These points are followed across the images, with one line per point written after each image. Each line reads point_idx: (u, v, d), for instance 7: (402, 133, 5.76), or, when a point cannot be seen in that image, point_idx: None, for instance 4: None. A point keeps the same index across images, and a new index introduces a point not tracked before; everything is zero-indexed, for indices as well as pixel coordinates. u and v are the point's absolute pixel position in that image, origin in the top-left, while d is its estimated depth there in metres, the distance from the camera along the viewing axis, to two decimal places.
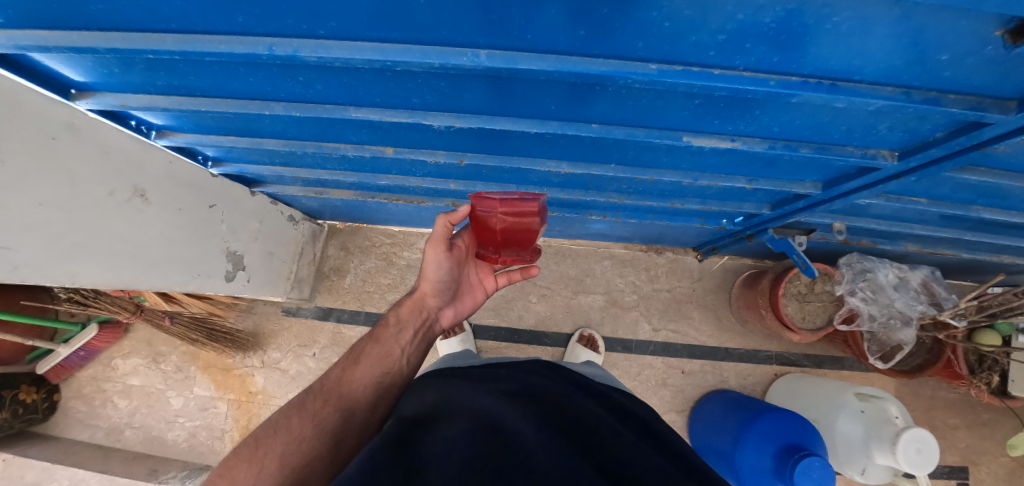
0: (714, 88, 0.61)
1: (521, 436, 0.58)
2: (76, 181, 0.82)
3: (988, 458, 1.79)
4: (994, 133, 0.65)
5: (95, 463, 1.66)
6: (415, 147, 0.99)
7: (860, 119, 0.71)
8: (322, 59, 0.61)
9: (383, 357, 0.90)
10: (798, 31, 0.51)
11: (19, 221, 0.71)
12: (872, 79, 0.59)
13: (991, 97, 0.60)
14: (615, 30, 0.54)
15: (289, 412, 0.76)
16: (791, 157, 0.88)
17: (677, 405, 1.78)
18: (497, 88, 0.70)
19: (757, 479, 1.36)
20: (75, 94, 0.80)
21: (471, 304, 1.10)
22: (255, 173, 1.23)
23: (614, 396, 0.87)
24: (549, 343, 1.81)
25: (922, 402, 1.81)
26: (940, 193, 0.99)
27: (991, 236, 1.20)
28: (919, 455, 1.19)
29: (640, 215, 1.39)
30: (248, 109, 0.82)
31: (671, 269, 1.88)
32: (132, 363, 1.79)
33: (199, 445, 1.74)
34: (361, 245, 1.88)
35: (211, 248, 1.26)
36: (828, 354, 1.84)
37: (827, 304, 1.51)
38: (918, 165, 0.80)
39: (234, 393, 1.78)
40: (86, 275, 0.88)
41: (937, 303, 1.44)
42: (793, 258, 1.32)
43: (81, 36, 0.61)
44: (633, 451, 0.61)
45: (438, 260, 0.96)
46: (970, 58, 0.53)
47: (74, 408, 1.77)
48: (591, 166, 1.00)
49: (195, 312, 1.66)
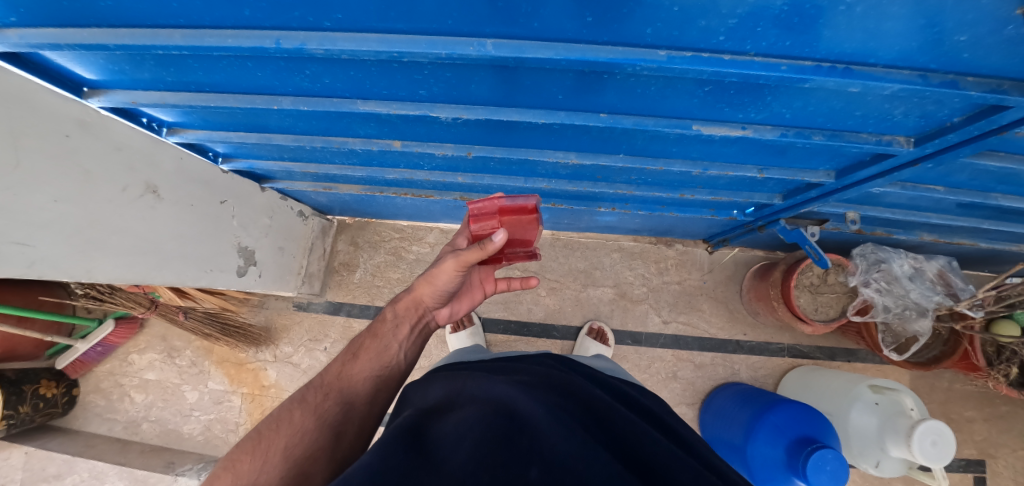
0: (725, 75, 0.60)
1: (533, 419, 0.58)
2: (89, 178, 0.83)
3: (1006, 451, 1.76)
4: (1014, 118, 0.64)
5: (114, 456, 1.70)
6: (424, 140, 0.99)
7: (875, 104, 0.70)
8: (328, 52, 0.61)
9: (381, 353, 0.89)
10: (811, 13, 0.50)
11: (33, 218, 0.73)
12: (887, 61, 0.57)
13: (1011, 79, 0.58)
14: (625, 16, 0.53)
15: (291, 405, 0.77)
16: (804, 145, 0.86)
17: (688, 397, 1.77)
18: (505, 79, 0.70)
19: (769, 473, 1.34)
20: (87, 92, 0.81)
21: (469, 304, 1.08)
22: (264, 168, 1.25)
23: (623, 388, 0.87)
24: (558, 336, 1.82)
25: (938, 395, 1.79)
26: (958, 181, 0.97)
27: (1009, 224, 1.17)
28: (935, 447, 1.17)
29: (650, 208, 1.38)
30: (255, 104, 0.83)
31: (681, 261, 1.86)
32: (148, 358, 1.83)
33: (213, 439, 1.77)
34: (370, 240, 1.89)
35: (222, 243, 1.27)
36: (842, 347, 1.82)
37: (839, 295, 1.48)
38: (935, 150, 0.77)
39: (247, 387, 1.80)
40: (101, 271, 0.90)
41: (954, 293, 1.39)
42: (806, 249, 1.31)
43: (92, 33, 0.62)
44: (644, 438, 0.61)
45: (453, 278, 0.91)
46: (991, 38, 0.51)
47: (92, 403, 1.81)
48: (598, 156, 0.99)
49: (208, 307, 1.71)
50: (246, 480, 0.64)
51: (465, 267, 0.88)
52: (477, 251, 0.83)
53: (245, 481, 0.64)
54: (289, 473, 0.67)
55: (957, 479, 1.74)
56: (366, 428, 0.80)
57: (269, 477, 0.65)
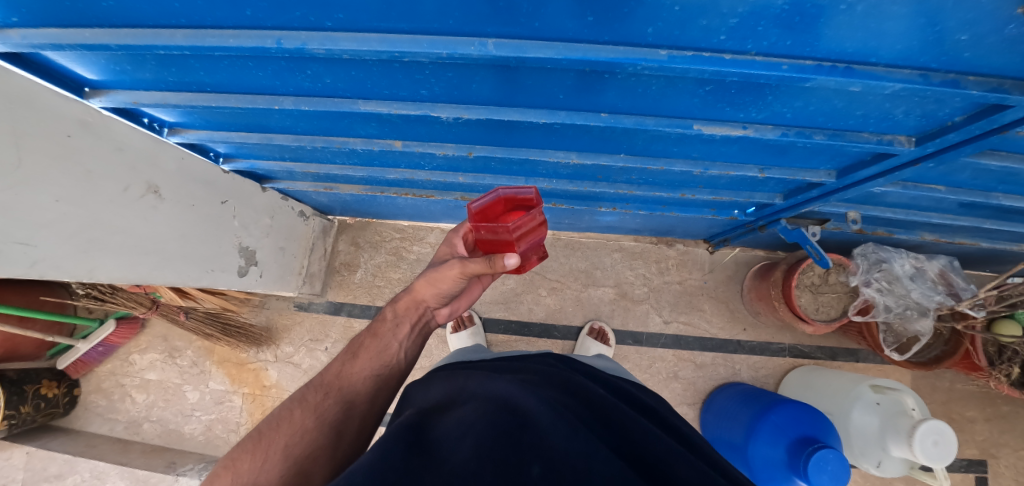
0: (726, 74, 0.60)
1: (534, 417, 0.58)
2: (91, 179, 0.83)
3: (1008, 452, 1.76)
4: (1015, 117, 0.64)
5: (115, 456, 1.70)
6: (425, 140, 0.99)
7: (875, 104, 0.70)
8: (330, 52, 0.61)
9: (381, 352, 0.89)
10: (812, 13, 0.50)
11: (34, 218, 0.73)
12: (888, 61, 0.57)
13: (1013, 78, 0.58)
14: (626, 15, 0.53)
15: (291, 405, 0.77)
16: (805, 144, 0.86)
17: (689, 397, 1.77)
18: (506, 79, 0.70)
19: (770, 473, 1.34)
20: (89, 92, 0.82)
21: (469, 302, 1.09)
22: (265, 168, 1.25)
23: (624, 386, 0.86)
24: (559, 336, 1.82)
25: (939, 395, 1.78)
26: (959, 180, 0.97)
27: (1010, 224, 1.17)
28: (936, 447, 1.16)
29: (650, 207, 1.38)
30: (257, 104, 0.83)
31: (682, 261, 1.86)
32: (149, 358, 1.83)
33: (214, 439, 1.77)
34: (371, 240, 1.89)
35: (223, 243, 1.27)
36: (843, 347, 1.82)
37: (840, 295, 1.48)
38: (936, 150, 0.77)
39: (248, 387, 1.81)
40: (103, 270, 0.90)
41: (955, 293, 1.40)
42: (807, 249, 1.30)
43: (94, 33, 0.62)
44: (645, 435, 0.61)
45: (453, 279, 0.91)
46: (992, 37, 0.51)
47: (93, 403, 1.82)
48: (599, 156, 0.99)
49: (209, 307, 1.71)
50: (247, 479, 0.64)
51: (468, 275, 0.88)
52: (482, 261, 0.84)
53: (245, 481, 0.64)
54: (289, 472, 0.67)
55: (959, 479, 1.74)
56: (367, 427, 0.80)
57: (269, 476, 0.65)
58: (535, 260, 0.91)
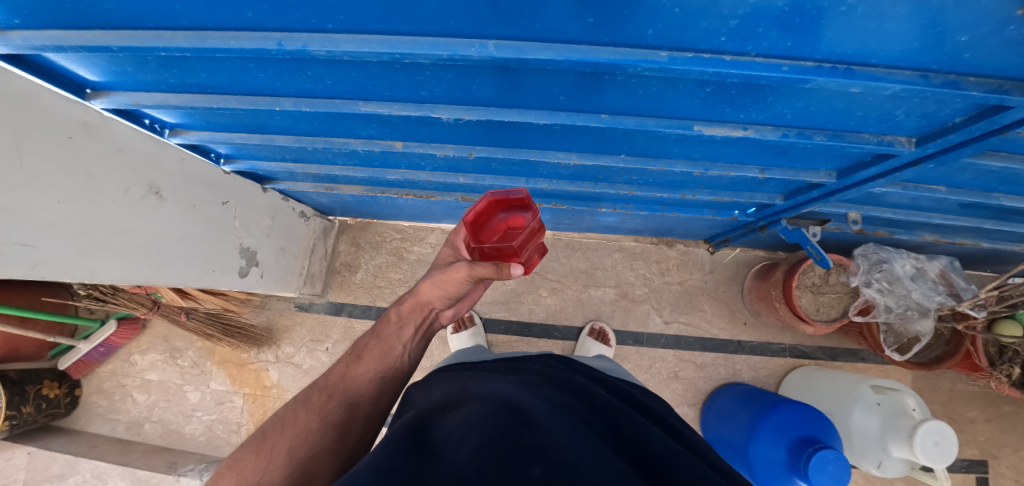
0: (726, 75, 0.60)
1: (535, 417, 0.58)
2: (92, 180, 0.84)
3: (1009, 452, 1.75)
4: (1016, 118, 0.64)
5: (117, 456, 1.70)
6: (425, 141, 0.99)
7: (876, 104, 0.70)
8: (330, 53, 0.61)
9: (385, 354, 0.89)
10: (812, 14, 0.50)
11: (36, 218, 0.73)
12: (889, 62, 0.57)
13: (1013, 79, 0.58)
14: (626, 17, 0.53)
15: (295, 406, 0.77)
16: (805, 145, 0.86)
17: (690, 397, 1.77)
18: (506, 80, 0.70)
19: (771, 473, 1.34)
20: (90, 94, 0.82)
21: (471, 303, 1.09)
22: (266, 169, 1.25)
23: (624, 387, 0.87)
24: (559, 337, 1.82)
25: (940, 395, 1.78)
26: (960, 181, 0.97)
27: (1011, 225, 1.17)
28: (937, 448, 1.17)
29: (651, 208, 1.38)
30: (257, 105, 0.83)
31: (682, 261, 1.86)
32: (150, 359, 1.84)
33: (215, 439, 1.77)
34: (372, 240, 1.89)
35: (224, 244, 1.27)
36: (844, 347, 1.82)
37: (841, 296, 1.48)
38: (937, 150, 0.77)
39: (249, 387, 1.81)
40: (104, 271, 0.91)
41: (955, 293, 1.40)
42: (807, 249, 1.30)
43: (95, 34, 0.62)
44: (645, 435, 0.61)
45: (455, 280, 0.91)
46: (992, 38, 0.51)
47: (94, 403, 1.82)
48: (600, 157, 0.99)
49: (210, 308, 1.71)
50: (251, 480, 0.65)
51: (469, 276, 0.88)
52: (488, 266, 0.85)
53: (250, 482, 0.64)
54: (293, 474, 0.67)
55: (960, 480, 1.74)
56: (369, 428, 0.80)
57: (273, 477, 0.66)
58: (536, 256, 0.92)
